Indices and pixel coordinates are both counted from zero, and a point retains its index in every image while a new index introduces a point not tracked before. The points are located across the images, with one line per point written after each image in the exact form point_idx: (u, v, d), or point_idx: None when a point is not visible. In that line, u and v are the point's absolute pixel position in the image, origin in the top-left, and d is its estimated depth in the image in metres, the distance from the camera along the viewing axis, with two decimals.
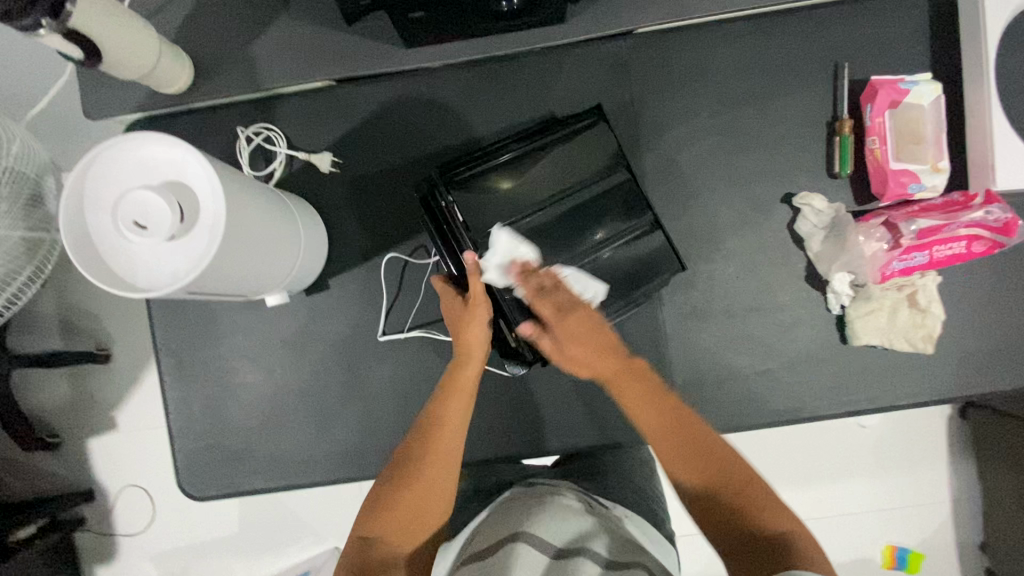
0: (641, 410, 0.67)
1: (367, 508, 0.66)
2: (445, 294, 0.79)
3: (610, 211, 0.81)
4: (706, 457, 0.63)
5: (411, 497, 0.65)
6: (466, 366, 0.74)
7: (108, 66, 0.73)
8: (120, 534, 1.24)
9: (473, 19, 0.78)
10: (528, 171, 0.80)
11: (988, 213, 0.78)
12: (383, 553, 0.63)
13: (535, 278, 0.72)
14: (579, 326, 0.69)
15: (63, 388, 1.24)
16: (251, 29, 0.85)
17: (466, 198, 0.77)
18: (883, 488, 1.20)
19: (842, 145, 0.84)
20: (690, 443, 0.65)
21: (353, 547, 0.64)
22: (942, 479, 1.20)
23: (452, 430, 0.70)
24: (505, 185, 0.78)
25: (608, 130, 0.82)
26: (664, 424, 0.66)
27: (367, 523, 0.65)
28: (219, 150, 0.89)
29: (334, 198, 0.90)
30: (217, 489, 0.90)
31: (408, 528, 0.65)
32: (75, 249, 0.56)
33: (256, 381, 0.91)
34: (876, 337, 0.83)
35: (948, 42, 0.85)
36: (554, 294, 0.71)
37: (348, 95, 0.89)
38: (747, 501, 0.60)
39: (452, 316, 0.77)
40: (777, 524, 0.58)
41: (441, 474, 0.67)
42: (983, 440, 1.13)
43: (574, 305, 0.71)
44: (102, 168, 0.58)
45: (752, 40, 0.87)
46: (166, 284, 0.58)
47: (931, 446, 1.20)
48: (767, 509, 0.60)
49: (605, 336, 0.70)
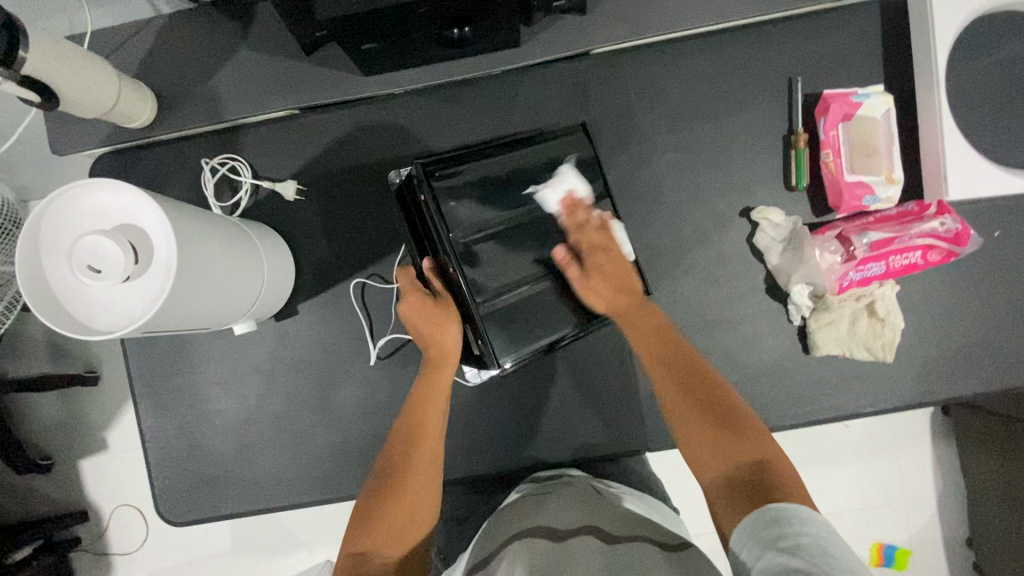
0: (642, 335, 0.72)
1: (357, 525, 0.64)
2: (410, 293, 0.78)
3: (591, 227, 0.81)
4: (696, 383, 0.66)
5: (403, 504, 0.64)
6: (442, 369, 0.76)
7: (67, 106, 0.74)
8: (113, 554, 1.25)
9: (426, 46, 0.79)
10: (513, 173, 0.78)
11: (941, 223, 0.80)
12: (380, 565, 0.60)
13: (584, 213, 0.78)
14: (610, 264, 0.77)
15: (53, 410, 1.25)
16: (212, 62, 0.87)
17: (448, 194, 0.74)
18: (872, 486, 1.18)
19: (797, 158, 0.85)
20: (681, 363, 0.68)
21: (347, 564, 0.60)
22: (933, 477, 1.18)
23: (433, 434, 0.71)
24: (491, 185, 0.76)
25: (590, 149, 0.82)
26: (660, 351, 0.70)
27: (362, 538, 0.62)
28: (186, 182, 0.91)
29: (301, 224, 0.91)
30: (197, 513, 0.91)
31: (403, 537, 0.63)
32: (31, 294, 0.57)
33: (231, 407, 0.92)
34: (836, 347, 0.84)
35: (898, 54, 0.86)
36: (596, 232, 0.78)
37: (311, 122, 0.90)
38: (732, 429, 0.61)
39: (421, 316, 0.77)
40: (757, 451, 0.59)
41: (430, 474, 0.68)
42: (967, 436, 1.11)
43: (609, 245, 0.78)
44: (59, 214, 0.60)
45: (707, 56, 0.88)
46: (123, 325, 0.59)
47: (920, 444, 1.18)
48: (750, 434, 0.60)
49: (630, 278, 0.77)
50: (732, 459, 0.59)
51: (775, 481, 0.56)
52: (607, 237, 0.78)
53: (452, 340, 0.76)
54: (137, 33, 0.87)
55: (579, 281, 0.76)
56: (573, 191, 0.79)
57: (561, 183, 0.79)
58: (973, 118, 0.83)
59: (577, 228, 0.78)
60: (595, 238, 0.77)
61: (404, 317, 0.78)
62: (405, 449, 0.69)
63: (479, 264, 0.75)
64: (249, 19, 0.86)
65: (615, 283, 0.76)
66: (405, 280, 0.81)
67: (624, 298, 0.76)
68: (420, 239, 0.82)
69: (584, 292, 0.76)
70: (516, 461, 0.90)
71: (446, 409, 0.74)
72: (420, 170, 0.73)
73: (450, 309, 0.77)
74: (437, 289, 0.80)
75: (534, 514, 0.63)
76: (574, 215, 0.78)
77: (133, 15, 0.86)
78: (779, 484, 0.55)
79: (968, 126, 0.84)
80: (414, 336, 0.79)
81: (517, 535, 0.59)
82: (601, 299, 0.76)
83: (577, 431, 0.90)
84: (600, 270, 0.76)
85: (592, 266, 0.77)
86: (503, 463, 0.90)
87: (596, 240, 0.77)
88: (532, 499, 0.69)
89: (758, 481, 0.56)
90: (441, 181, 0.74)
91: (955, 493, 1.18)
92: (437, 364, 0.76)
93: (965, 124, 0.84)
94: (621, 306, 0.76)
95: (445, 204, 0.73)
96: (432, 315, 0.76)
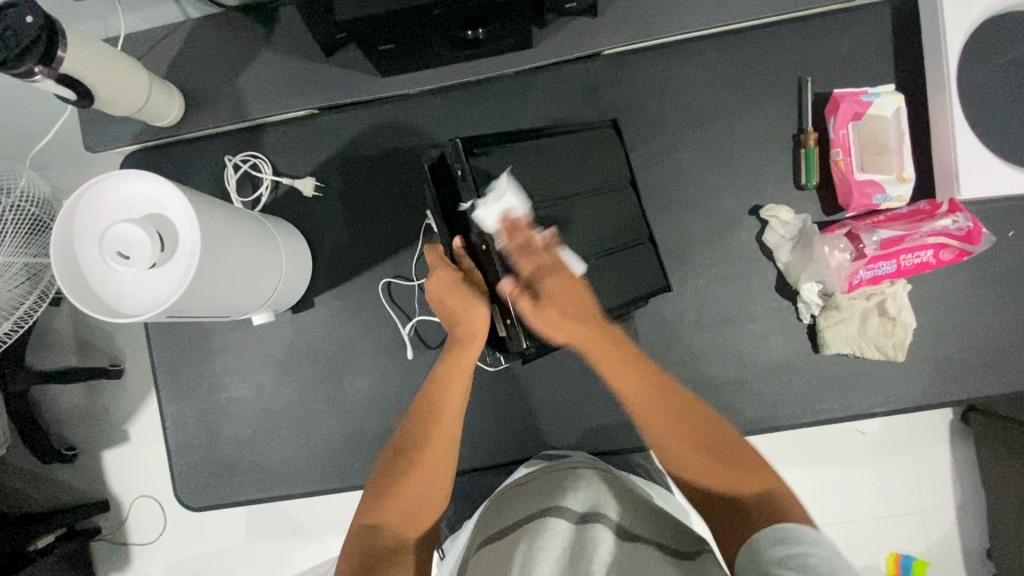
0: (628, 381, 0.69)
1: (372, 497, 0.66)
2: (439, 266, 0.77)
3: (609, 217, 0.83)
4: (696, 431, 0.65)
5: (412, 485, 0.67)
6: (467, 349, 0.75)
7: (101, 103, 0.78)
8: (132, 543, 1.29)
9: (442, 47, 0.82)
10: (540, 159, 0.79)
11: (953, 221, 0.80)
12: (390, 540, 0.64)
13: (525, 234, 0.71)
14: (563, 288, 0.71)
15: (78, 402, 1.29)
16: (236, 64, 0.91)
17: (483, 171, 0.74)
18: (889, 494, 1.16)
19: (807, 156, 0.86)
20: (671, 409, 0.67)
21: (358, 534, 0.64)
22: (949, 484, 1.15)
23: (449, 417, 0.71)
24: (518, 168, 0.77)
25: (619, 144, 0.86)
26: (643, 391, 0.68)
27: (374, 511, 0.65)
28: (209, 178, 0.94)
29: (319, 220, 0.94)
30: (213, 500, 0.94)
31: (416, 515, 0.66)
32: (63, 278, 0.60)
33: (247, 396, 0.95)
34: (846, 345, 0.84)
35: (909, 55, 0.87)
36: (542, 256, 0.71)
37: (333, 121, 0.93)
38: (739, 469, 0.62)
39: (450, 292, 0.75)
40: (755, 480, 0.61)
41: (447, 452, 0.70)
42: (987, 444, 1.08)
43: (557, 269, 0.72)
44: (93, 202, 0.63)
45: (716, 57, 0.89)
46: (149, 309, 0.62)
47: (937, 452, 1.16)
48: (753, 470, 0.62)
49: (582, 301, 0.72)
50: (733, 499, 0.61)
51: (778, 506, 0.58)
52: (551, 258, 0.72)
53: (480, 322, 0.74)
54: (167, 36, 0.91)
55: (533, 312, 0.70)
56: (510, 209, 0.70)
57: (497, 201, 0.70)
58: (985, 119, 0.83)
59: (519, 251, 0.71)
60: (540, 262, 0.71)
61: (433, 292, 0.76)
62: (425, 424, 0.71)
63: None
64: (273, 23, 0.90)
65: (573, 312, 0.71)
66: (434, 255, 0.79)
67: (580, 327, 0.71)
68: (448, 216, 0.80)
69: (541, 325, 0.70)
70: (524, 454, 0.91)
71: (467, 387, 0.75)
72: (457, 145, 0.74)
73: (479, 288, 0.75)
74: (467, 267, 0.79)
75: (547, 498, 0.64)
76: (512, 238, 0.70)
77: (163, 19, 0.91)
78: (782, 511, 0.57)
79: (980, 126, 0.83)
80: (440, 311, 0.78)
81: (534, 521, 0.60)
82: (559, 330, 0.71)
83: (585, 426, 0.90)
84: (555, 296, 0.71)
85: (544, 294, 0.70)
86: (511, 456, 0.91)
87: (543, 265, 0.71)
88: (547, 476, 0.70)
89: (772, 510, 0.58)
90: (478, 159, 0.74)
91: (973, 503, 1.15)
92: (464, 341, 0.75)
93: (978, 124, 0.83)
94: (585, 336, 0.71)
95: (481, 180, 0.74)
96: (462, 290, 0.75)
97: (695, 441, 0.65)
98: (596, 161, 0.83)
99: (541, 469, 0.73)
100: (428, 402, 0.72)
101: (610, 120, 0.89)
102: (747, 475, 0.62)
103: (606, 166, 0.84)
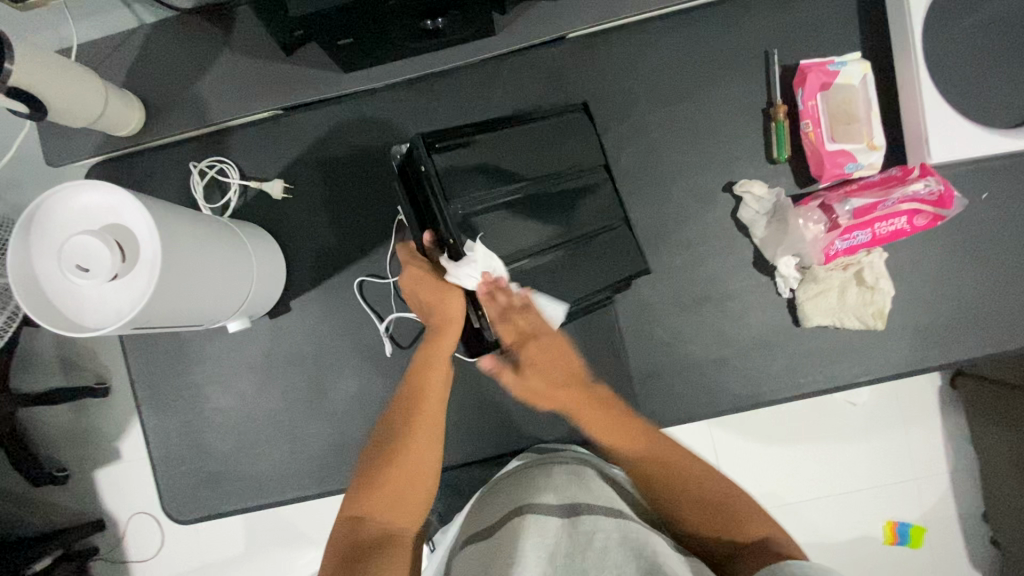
0: (608, 437, 0.71)
1: (356, 490, 0.66)
2: (410, 262, 0.76)
3: (587, 203, 0.82)
4: (692, 478, 0.67)
5: (398, 475, 0.66)
6: (445, 335, 0.75)
7: (56, 117, 0.76)
8: (131, 561, 1.27)
9: (401, 39, 0.80)
10: (511, 150, 0.79)
11: (925, 185, 0.79)
12: (377, 531, 0.63)
13: (503, 297, 0.73)
14: (544, 355, 0.74)
15: (65, 423, 1.27)
16: (195, 67, 0.89)
17: (448, 165, 0.73)
18: (883, 462, 1.16)
19: (778, 130, 0.86)
20: (657, 456, 0.69)
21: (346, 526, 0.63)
22: (941, 449, 1.16)
23: (432, 403, 0.72)
24: (488, 163, 0.76)
25: (592, 128, 0.86)
26: (629, 446, 0.70)
27: (360, 502, 0.64)
28: (175, 186, 0.93)
29: (290, 222, 0.93)
30: (201, 511, 0.93)
31: (403, 505, 0.65)
32: (22, 295, 0.59)
33: (229, 405, 0.94)
34: (826, 318, 0.84)
35: (874, 23, 0.86)
36: (518, 318, 0.73)
37: (298, 121, 0.92)
38: (733, 516, 0.62)
39: (420, 285, 0.74)
40: (757, 526, 0.61)
41: (429, 439, 0.70)
42: (977, 408, 1.08)
43: (538, 330, 0.74)
44: (48, 214, 0.62)
45: (682, 34, 0.88)
46: (112, 322, 0.61)
47: (927, 419, 1.16)
48: (754, 520, 0.62)
49: (563, 361, 0.75)
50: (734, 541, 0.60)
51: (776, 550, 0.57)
52: (530, 322, 0.74)
53: (454, 307, 0.74)
54: (124, 44, 0.90)
55: (517, 381, 0.74)
56: (495, 276, 0.71)
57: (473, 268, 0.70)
58: (953, 81, 0.83)
59: (499, 317, 0.74)
60: (519, 329, 0.74)
61: (405, 285, 0.76)
62: (405, 416, 0.70)
63: (480, 234, 0.73)
64: (230, 24, 0.88)
65: (556, 376, 0.74)
66: (406, 253, 0.79)
67: (569, 389, 0.73)
68: (418, 213, 0.79)
69: (525, 393, 0.75)
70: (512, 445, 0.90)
71: (448, 375, 0.75)
72: (420, 142, 0.73)
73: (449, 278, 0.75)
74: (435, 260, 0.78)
75: (534, 493, 0.64)
76: (491, 302, 0.73)
77: (118, 26, 0.89)
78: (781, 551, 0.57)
79: (948, 89, 0.83)
80: (415, 305, 0.78)
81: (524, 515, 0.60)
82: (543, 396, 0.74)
83: None
84: (535, 364, 0.73)
85: (527, 363, 0.74)
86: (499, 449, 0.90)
87: (522, 331, 0.74)
88: (534, 471, 0.70)
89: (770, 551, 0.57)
90: (441, 154, 0.73)
91: (966, 465, 1.16)
92: (439, 330, 0.75)
93: (946, 87, 0.83)
94: (569, 399, 0.73)
95: (445, 178, 0.73)
96: (431, 284, 0.74)
97: (686, 485, 0.66)
98: (568, 146, 0.83)
99: (530, 463, 0.73)
100: (411, 394, 0.72)
101: (580, 105, 0.89)
102: (745, 523, 0.61)
103: (580, 152, 0.84)
